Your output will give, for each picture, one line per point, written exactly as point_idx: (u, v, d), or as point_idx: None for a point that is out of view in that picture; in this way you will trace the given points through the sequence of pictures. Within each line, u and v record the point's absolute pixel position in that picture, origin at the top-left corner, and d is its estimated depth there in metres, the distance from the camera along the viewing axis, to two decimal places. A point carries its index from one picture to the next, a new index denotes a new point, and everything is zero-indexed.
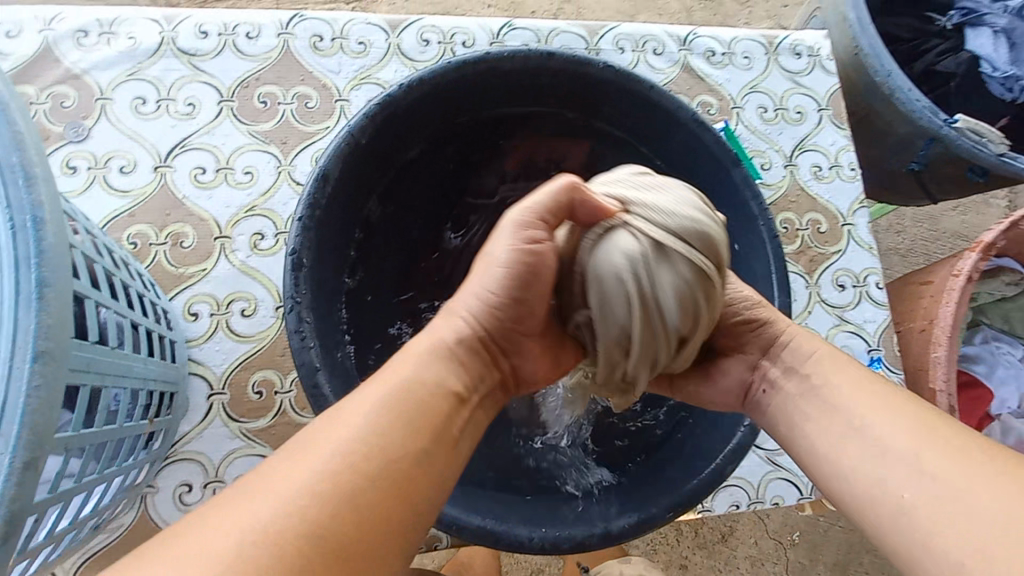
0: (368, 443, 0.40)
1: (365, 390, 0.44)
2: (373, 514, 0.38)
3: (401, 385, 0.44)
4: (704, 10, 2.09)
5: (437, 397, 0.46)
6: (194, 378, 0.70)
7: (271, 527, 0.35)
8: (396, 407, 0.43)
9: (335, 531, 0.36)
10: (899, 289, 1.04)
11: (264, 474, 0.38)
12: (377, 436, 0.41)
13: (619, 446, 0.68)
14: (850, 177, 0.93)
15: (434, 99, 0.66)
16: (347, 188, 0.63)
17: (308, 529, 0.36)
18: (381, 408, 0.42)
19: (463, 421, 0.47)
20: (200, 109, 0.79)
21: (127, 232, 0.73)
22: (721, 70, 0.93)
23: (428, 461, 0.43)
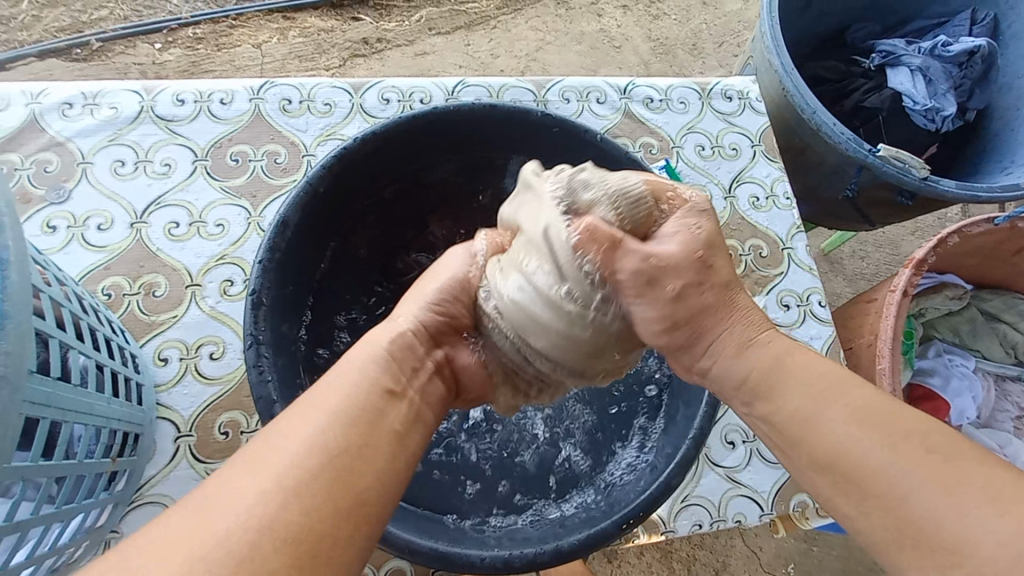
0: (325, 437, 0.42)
1: (310, 401, 0.45)
2: (328, 511, 0.39)
3: (352, 388, 0.47)
4: (661, 62, 2.26)
5: (379, 399, 0.47)
6: (162, 422, 0.73)
7: (228, 541, 0.36)
8: (346, 406, 0.45)
9: (291, 529, 0.37)
10: (848, 309, 1.10)
11: (213, 492, 0.38)
12: (332, 431, 0.43)
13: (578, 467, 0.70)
14: (786, 205, 1.00)
15: (387, 150, 0.73)
16: (306, 232, 0.68)
17: (265, 528, 0.37)
18: (329, 417, 0.44)
19: (409, 415, 0.48)
20: (175, 168, 0.85)
21: (102, 284, 0.78)
22: (660, 114, 1.02)
23: (379, 451, 0.44)
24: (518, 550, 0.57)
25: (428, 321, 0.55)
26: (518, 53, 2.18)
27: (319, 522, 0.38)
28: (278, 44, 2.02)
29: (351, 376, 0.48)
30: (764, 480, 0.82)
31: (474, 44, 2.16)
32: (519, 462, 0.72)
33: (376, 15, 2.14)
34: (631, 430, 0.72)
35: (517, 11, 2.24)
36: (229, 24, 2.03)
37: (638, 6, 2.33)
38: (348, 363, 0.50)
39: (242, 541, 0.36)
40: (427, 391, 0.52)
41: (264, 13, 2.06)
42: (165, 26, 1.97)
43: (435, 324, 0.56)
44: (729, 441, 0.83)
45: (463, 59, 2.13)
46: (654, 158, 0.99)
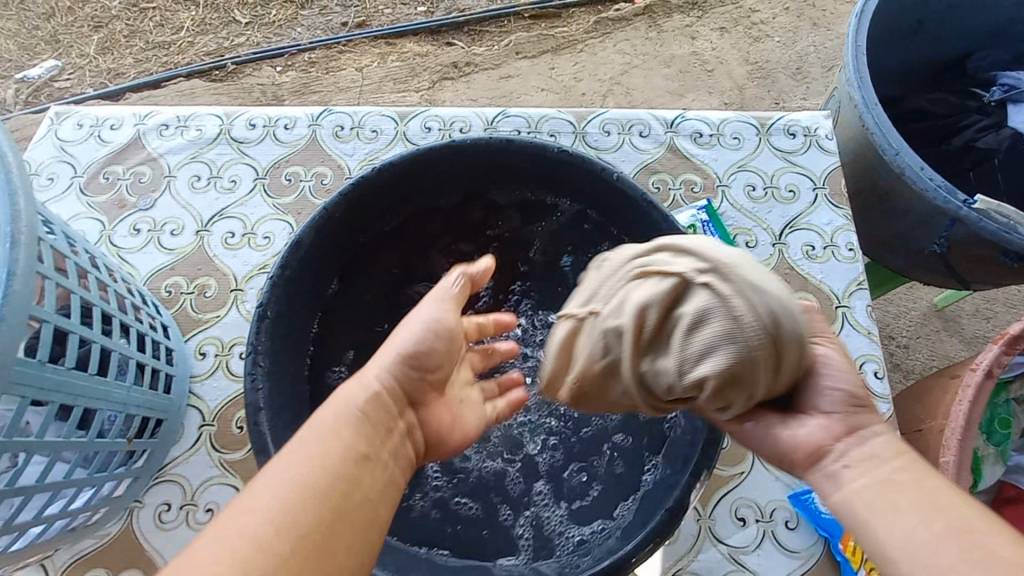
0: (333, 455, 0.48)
1: (293, 447, 0.48)
2: (319, 545, 0.43)
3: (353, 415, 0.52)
4: (757, 87, 2.12)
5: (360, 442, 0.50)
6: (191, 410, 0.82)
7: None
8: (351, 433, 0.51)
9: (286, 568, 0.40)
10: (920, 387, 0.94)
11: (208, 535, 0.42)
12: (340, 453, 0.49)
13: (551, 515, 0.70)
14: (848, 258, 0.88)
15: (404, 180, 0.76)
16: (318, 254, 0.73)
17: (280, 536, 0.42)
18: (313, 459, 0.47)
19: (388, 459, 0.52)
20: (239, 184, 0.96)
21: (166, 283, 0.90)
22: (708, 150, 0.96)
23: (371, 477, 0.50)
24: None
25: (395, 372, 0.56)
26: (602, 77, 2.16)
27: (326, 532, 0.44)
28: (377, 67, 2.20)
29: (325, 430, 0.50)
30: (775, 567, 0.74)
31: (558, 68, 2.18)
32: (488, 501, 0.72)
33: (468, 40, 2.24)
34: (606, 499, 0.70)
35: (606, 35, 2.23)
36: (339, 49, 2.24)
37: (737, 28, 2.21)
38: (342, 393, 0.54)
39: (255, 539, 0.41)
40: (392, 447, 0.53)
41: (369, 40, 2.25)
42: (286, 52, 2.23)
43: (404, 370, 0.56)
44: (739, 517, 0.76)
45: (546, 82, 2.16)
46: (695, 197, 0.93)
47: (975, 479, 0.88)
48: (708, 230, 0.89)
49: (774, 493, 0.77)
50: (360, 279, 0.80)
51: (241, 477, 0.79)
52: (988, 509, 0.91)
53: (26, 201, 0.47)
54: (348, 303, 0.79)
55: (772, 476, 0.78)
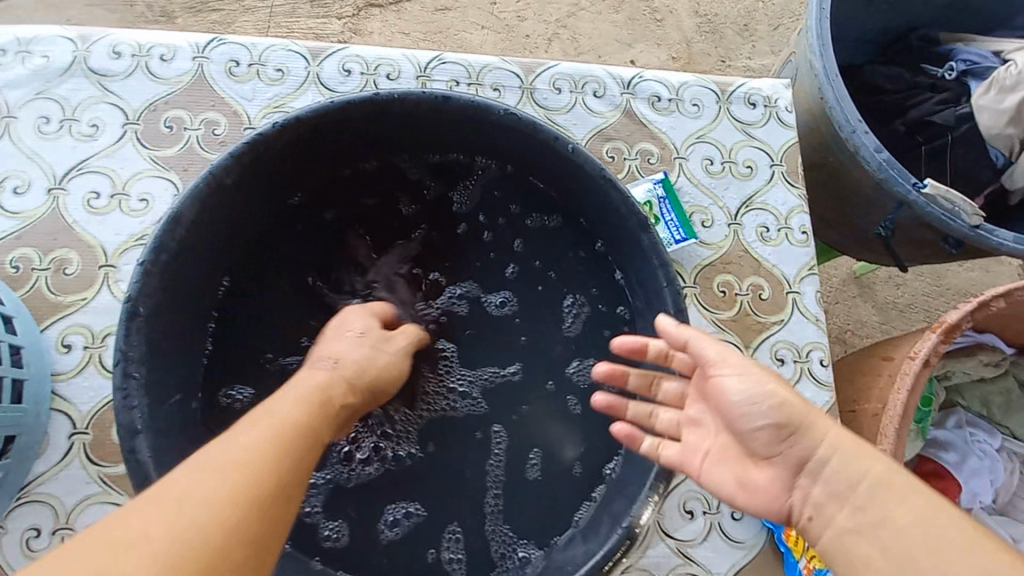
0: (228, 486, 0.39)
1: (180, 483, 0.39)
2: None
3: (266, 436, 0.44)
4: (705, 42, 2.04)
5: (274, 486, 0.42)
6: (57, 414, 0.68)
7: None
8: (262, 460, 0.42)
9: None
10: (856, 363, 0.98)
11: None
12: (240, 487, 0.40)
13: (535, 496, 0.67)
14: (800, 241, 0.85)
15: (314, 140, 0.62)
16: (206, 232, 0.59)
17: (252, 503, 0.39)
18: (197, 508, 0.38)
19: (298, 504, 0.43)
20: (103, 131, 0.76)
21: (11, 255, 0.72)
22: (666, 116, 0.87)
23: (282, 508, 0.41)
24: None
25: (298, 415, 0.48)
26: (548, 18, 1.99)
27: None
28: None
29: (203, 479, 0.39)
30: (721, 560, 0.73)
31: (500, 3, 1.97)
32: (438, 516, 0.67)
33: None
34: (576, 496, 0.66)
35: None
36: None
37: None
38: (255, 418, 0.46)
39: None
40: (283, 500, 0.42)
41: None
42: None
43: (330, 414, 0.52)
44: (688, 510, 0.73)
45: (487, 19, 1.96)
46: (650, 169, 0.85)
47: None
48: (665, 206, 0.83)
49: None
50: (274, 250, 0.70)
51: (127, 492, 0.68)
52: None
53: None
54: (260, 283, 0.69)
55: None
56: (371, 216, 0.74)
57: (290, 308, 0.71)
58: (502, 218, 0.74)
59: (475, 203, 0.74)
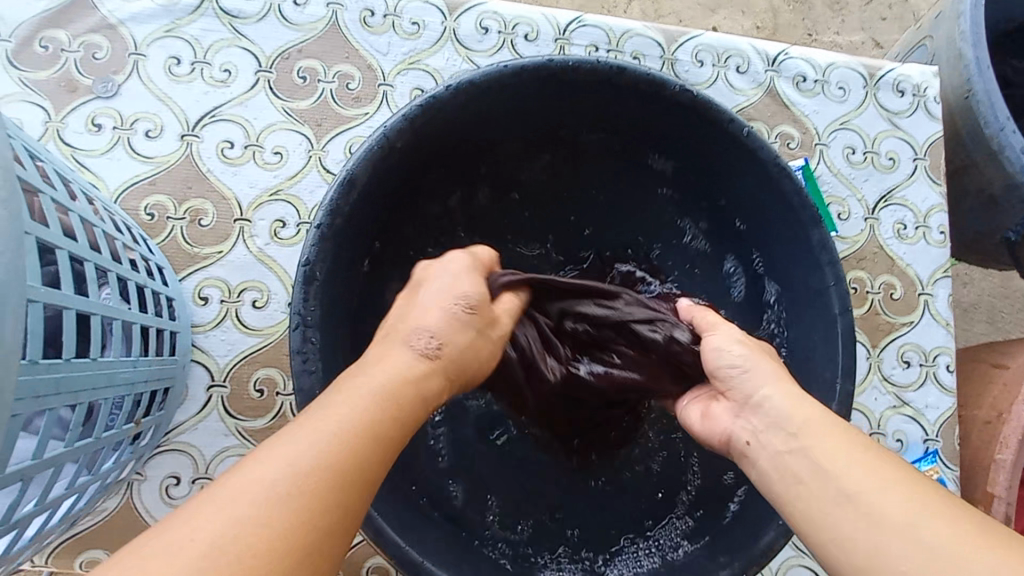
0: (313, 460, 0.34)
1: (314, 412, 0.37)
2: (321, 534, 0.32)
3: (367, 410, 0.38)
4: (792, 13, 1.92)
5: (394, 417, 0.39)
6: (195, 366, 0.67)
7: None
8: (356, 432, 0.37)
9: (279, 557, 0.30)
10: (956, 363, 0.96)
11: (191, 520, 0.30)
12: (322, 469, 0.34)
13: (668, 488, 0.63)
14: (938, 241, 0.82)
15: (481, 107, 0.59)
16: (373, 197, 0.56)
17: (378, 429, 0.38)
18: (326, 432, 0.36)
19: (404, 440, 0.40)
20: (236, 77, 0.73)
21: (145, 202, 0.69)
22: (810, 99, 0.82)
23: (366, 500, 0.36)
24: None
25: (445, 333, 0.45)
26: None
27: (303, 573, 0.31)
28: None
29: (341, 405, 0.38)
30: None
31: None
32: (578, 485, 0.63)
33: None
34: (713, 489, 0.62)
35: None
36: None
37: None
38: (349, 383, 0.40)
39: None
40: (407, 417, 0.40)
41: None
42: None
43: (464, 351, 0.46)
44: None
45: None
46: (790, 154, 0.81)
47: None
48: None
49: None
50: (419, 217, 0.65)
51: None
52: None
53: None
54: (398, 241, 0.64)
55: None
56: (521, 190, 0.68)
57: None
58: (653, 212, 0.69)
59: (622, 193, 0.69)
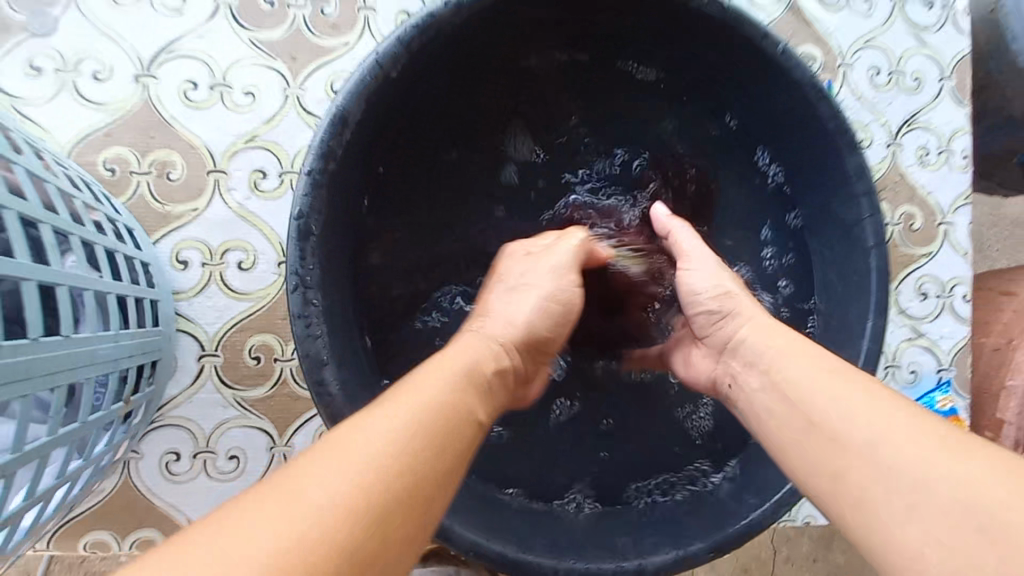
0: (344, 508, 0.31)
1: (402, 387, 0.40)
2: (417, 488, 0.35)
3: (401, 449, 0.35)
4: None
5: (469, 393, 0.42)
6: (184, 336, 0.62)
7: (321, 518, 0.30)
8: (391, 475, 0.34)
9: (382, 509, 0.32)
10: None
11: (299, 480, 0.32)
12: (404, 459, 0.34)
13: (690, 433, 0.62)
14: (960, 166, 0.78)
15: (479, 27, 0.51)
16: (366, 137, 0.50)
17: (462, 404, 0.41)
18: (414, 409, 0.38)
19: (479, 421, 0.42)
20: (192, 5, 0.63)
21: (103, 156, 0.61)
22: (835, 14, 0.75)
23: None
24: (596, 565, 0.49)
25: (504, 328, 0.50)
26: None
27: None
28: None
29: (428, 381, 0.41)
30: None
31: None
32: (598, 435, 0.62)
33: None
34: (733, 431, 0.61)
35: None
36: None
37: None
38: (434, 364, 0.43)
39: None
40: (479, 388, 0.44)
41: None
42: None
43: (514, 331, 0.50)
44: None
45: None
46: None
47: None
48: None
49: None
50: (411, 148, 0.58)
51: (267, 417, 0.63)
52: None
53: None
54: (389, 185, 0.57)
55: None
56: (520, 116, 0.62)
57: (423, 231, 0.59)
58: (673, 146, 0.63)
59: (632, 123, 0.63)
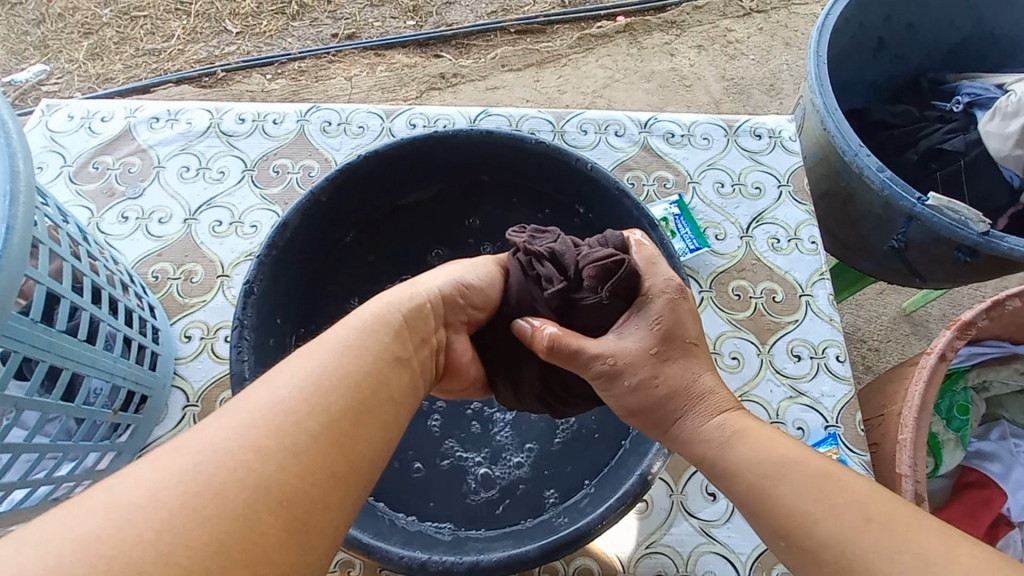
0: (240, 475, 0.35)
1: (311, 355, 0.45)
2: (337, 441, 0.40)
3: (331, 377, 0.43)
4: (733, 102, 2.21)
5: (381, 362, 0.48)
6: (176, 390, 0.83)
7: (225, 471, 0.35)
8: (301, 432, 0.39)
9: (299, 462, 0.38)
10: (868, 390, 1.01)
11: (208, 432, 0.37)
12: (317, 414, 0.41)
13: (560, 473, 0.73)
14: (810, 250, 0.94)
15: (391, 170, 0.80)
16: (305, 236, 0.76)
17: (381, 367, 0.47)
18: (322, 374, 0.43)
19: (400, 379, 0.48)
20: (228, 175, 0.98)
21: (153, 268, 0.91)
22: (679, 149, 1.01)
23: (360, 487, 0.41)
24: (436, 556, 0.58)
25: (447, 291, 0.62)
26: (585, 90, 2.23)
27: (270, 542, 0.34)
28: (366, 77, 2.24)
29: (339, 349, 0.46)
30: (744, 541, 0.76)
31: (543, 81, 2.26)
32: (483, 472, 0.74)
33: (455, 53, 2.30)
34: (592, 466, 0.72)
35: (588, 50, 2.31)
36: (328, 59, 2.27)
37: (714, 46, 2.31)
38: (337, 335, 0.48)
39: (114, 540, 0.31)
40: (421, 361, 0.54)
41: (358, 51, 2.29)
42: (276, 60, 2.25)
43: (458, 295, 0.63)
44: (710, 492, 0.78)
45: (531, 94, 2.23)
46: (667, 192, 0.97)
47: (938, 463, 0.98)
48: (680, 223, 0.94)
49: None
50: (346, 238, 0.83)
51: None
52: (951, 492, 0.99)
53: (26, 163, 0.49)
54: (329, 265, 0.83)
55: None
56: (422, 218, 0.88)
57: (348, 295, 0.84)
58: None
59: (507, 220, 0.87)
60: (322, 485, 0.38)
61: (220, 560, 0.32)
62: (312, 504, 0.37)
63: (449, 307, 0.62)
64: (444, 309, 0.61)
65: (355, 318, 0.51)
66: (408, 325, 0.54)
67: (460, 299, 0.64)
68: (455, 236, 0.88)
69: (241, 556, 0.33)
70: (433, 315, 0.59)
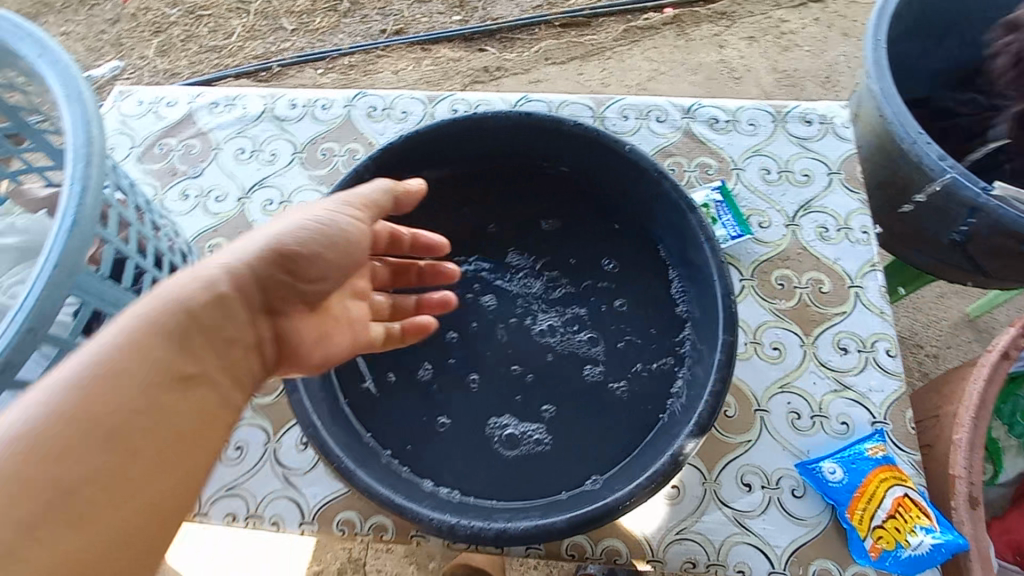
0: (55, 466, 0.36)
1: (120, 326, 0.43)
2: (149, 443, 0.40)
3: (134, 356, 0.42)
4: (784, 95, 2.13)
5: (205, 337, 0.47)
6: None
7: (43, 468, 0.35)
8: (95, 423, 0.38)
9: (105, 462, 0.38)
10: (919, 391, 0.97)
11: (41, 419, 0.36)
12: (120, 401, 0.40)
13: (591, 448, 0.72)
14: (861, 240, 0.90)
15: (431, 150, 0.82)
16: None
17: (188, 350, 0.45)
18: (133, 351, 0.42)
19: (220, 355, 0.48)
20: (279, 157, 1.03)
21: (209, 243, 0.97)
22: (723, 135, 0.98)
23: (191, 481, 0.43)
24: (464, 521, 0.59)
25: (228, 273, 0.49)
26: (630, 83, 2.21)
27: (96, 547, 0.36)
28: (412, 71, 2.28)
29: (160, 326, 0.44)
30: (780, 534, 0.73)
31: (586, 74, 2.24)
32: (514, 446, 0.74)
33: (500, 47, 2.32)
34: (624, 445, 0.71)
35: (633, 43, 2.28)
36: (377, 54, 2.33)
37: (766, 37, 2.23)
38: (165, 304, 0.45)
39: None
40: (224, 344, 0.48)
41: (405, 45, 2.34)
42: (327, 55, 2.33)
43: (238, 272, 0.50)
44: (746, 482, 0.75)
45: (574, 87, 2.22)
46: (709, 179, 0.95)
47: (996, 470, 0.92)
48: (723, 209, 0.91)
49: (781, 461, 0.76)
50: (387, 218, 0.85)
51: (270, 419, 0.83)
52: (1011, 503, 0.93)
53: (99, 129, 0.53)
54: None
55: (779, 445, 0.77)
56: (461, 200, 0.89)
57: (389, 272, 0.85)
58: (561, 218, 0.87)
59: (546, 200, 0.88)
60: (132, 485, 0.39)
61: (44, 532, 0.34)
62: (125, 509, 0.38)
63: (270, 286, 0.52)
64: (259, 291, 0.51)
65: (181, 286, 0.47)
66: (213, 314, 0.47)
67: (284, 274, 0.53)
68: (485, 212, 0.88)
69: (92, 445, 0.38)
70: (357, 248, 0.60)
